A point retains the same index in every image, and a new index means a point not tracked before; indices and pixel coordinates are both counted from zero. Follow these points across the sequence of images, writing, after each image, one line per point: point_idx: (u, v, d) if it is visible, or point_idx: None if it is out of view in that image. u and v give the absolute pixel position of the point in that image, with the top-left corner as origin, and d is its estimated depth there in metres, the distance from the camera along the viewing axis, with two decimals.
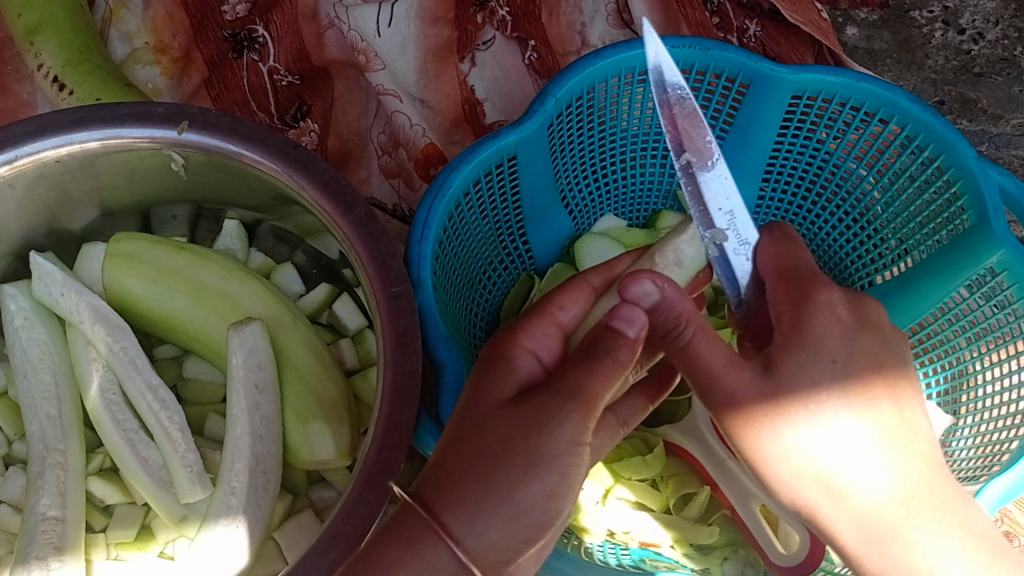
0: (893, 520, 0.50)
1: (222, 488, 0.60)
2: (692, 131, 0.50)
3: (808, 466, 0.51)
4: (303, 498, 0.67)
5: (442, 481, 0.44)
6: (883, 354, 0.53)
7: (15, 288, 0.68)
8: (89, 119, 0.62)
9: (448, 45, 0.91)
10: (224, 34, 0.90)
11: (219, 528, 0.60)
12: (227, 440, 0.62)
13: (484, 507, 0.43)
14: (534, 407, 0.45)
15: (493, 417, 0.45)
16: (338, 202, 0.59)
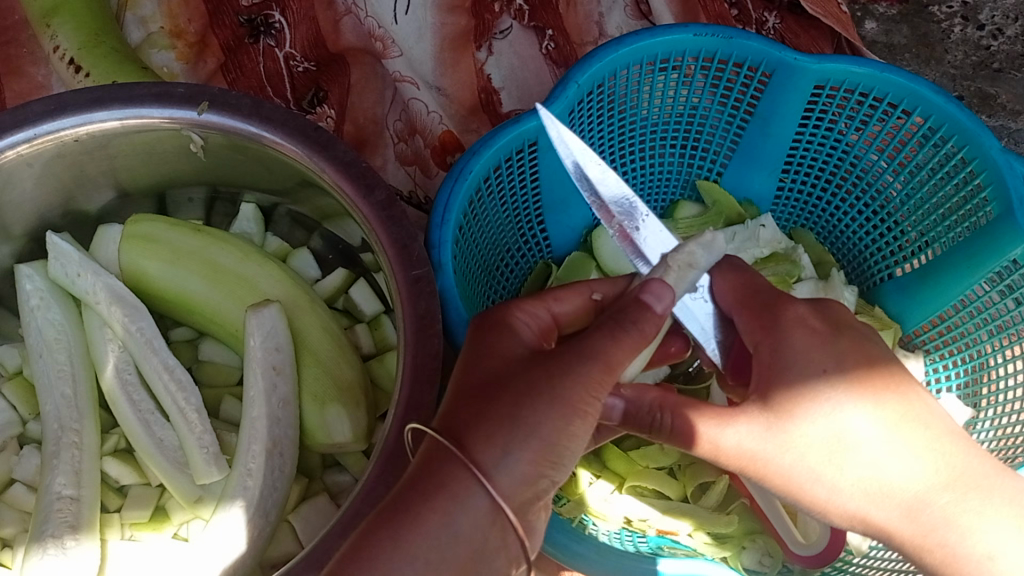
0: (943, 508, 0.50)
1: (237, 470, 0.60)
2: (618, 196, 0.58)
3: (856, 472, 0.50)
4: (318, 482, 0.67)
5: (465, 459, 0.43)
6: (873, 352, 0.52)
7: (30, 268, 0.67)
8: (108, 99, 0.62)
9: (465, 34, 0.90)
10: (240, 20, 0.90)
11: (230, 511, 0.59)
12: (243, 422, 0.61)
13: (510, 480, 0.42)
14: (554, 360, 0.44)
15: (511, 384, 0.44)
16: (358, 184, 0.59)
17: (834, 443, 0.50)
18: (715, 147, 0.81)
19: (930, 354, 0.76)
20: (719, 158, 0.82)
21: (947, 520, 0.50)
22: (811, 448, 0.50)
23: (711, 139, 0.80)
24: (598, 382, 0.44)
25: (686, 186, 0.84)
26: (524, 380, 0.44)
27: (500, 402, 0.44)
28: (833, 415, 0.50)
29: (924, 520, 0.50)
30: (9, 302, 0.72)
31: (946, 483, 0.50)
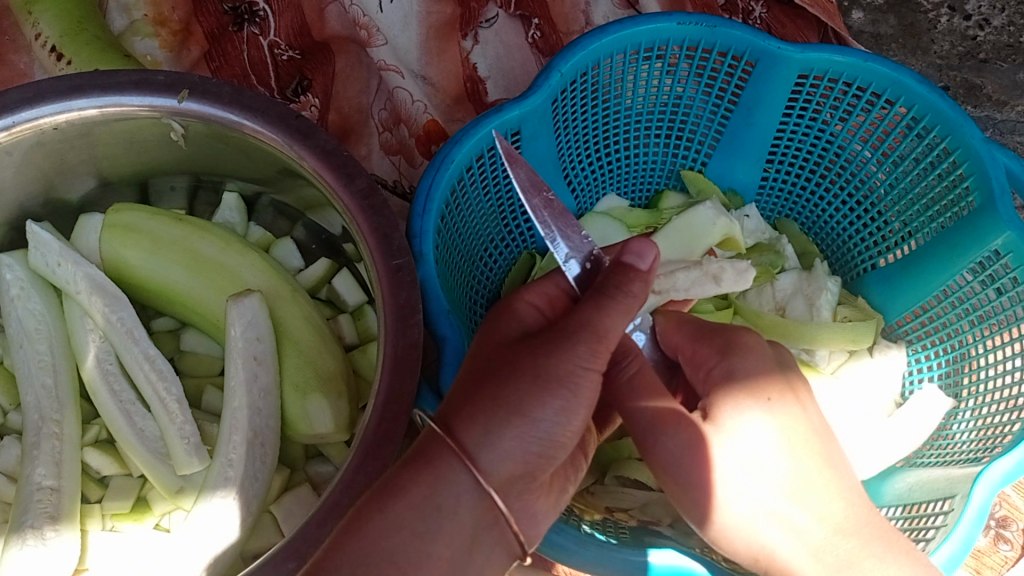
0: (847, 550, 0.49)
1: (219, 460, 0.60)
2: None
3: (767, 494, 0.51)
4: (301, 473, 0.67)
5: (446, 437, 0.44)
6: None
7: (11, 258, 0.67)
8: (87, 87, 0.62)
9: (450, 22, 0.90)
10: (224, 8, 0.90)
11: (214, 501, 0.59)
12: (224, 412, 0.61)
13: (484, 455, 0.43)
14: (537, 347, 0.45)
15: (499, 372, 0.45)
16: (339, 173, 0.59)
17: (750, 460, 0.51)
18: (700, 137, 0.81)
19: (913, 344, 0.76)
20: (704, 147, 0.81)
21: (850, 561, 0.49)
22: (733, 464, 0.52)
23: (696, 128, 0.80)
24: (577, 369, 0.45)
25: (671, 175, 0.83)
26: (506, 369, 0.45)
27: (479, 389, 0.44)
28: (749, 428, 0.52)
29: (829, 562, 0.49)
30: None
31: (854, 528, 0.50)
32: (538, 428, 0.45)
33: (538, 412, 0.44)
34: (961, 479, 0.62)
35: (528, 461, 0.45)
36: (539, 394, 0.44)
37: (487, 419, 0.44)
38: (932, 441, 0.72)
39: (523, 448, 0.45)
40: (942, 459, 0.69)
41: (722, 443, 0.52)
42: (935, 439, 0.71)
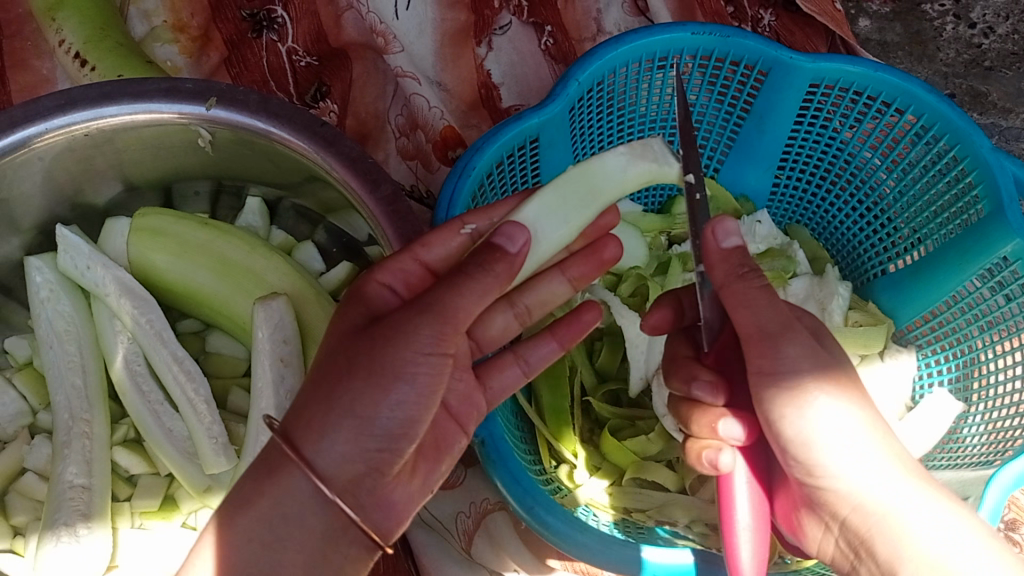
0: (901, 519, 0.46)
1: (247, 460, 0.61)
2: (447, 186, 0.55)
3: (838, 458, 0.49)
4: None
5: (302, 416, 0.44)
6: None
7: (40, 261, 0.68)
8: (118, 94, 0.63)
9: (465, 29, 0.92)
10: (243, 14, 0.92)
11: None
12: (251, 414, 0.63)
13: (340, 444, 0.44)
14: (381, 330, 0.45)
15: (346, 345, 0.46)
16: (365, 179, 0.60)
17: (848, 452, 0.48)
18: (712, 144, 0.82)
19: (923, 349, 0.77)
20: (716, 155, 0.83)
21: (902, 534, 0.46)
22: (818, 425, 0.49)
23: (708, 136, 0.82)
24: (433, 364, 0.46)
25: None
26: (348, 361, 0.45)
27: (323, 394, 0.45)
28: (831, 415, 0.49)
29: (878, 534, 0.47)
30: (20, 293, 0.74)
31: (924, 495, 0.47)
32: (377, 423, 0.45)
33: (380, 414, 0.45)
34: (975, 480, 0.64)
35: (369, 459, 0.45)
36: (373, 393, 0.44)
37: (317, 423, 0.44)
38: (943, 445, 0.74)
39: (358, 450, 0.44)
40: (954, 463, 0.71)
41: (816, 405, 0.49)
42: (946, 442, 0.74)
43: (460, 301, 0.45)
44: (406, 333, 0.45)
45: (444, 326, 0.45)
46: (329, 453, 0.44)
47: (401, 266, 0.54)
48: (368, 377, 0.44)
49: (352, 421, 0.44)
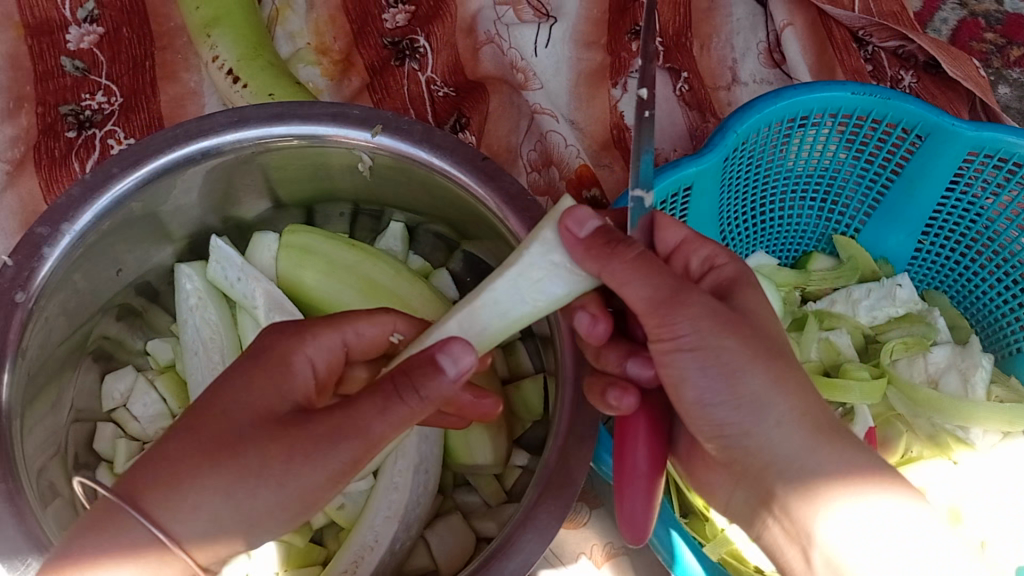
0: None
1: (385, 482, 0.66)
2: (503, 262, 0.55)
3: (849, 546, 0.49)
4: (450, 500, 0.73)
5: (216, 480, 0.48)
6: None
7: (190, 270, 0.74)
8: (288, 115, 0.66)
9: (602, 70, 0.94)
10: (384, 42, 0.95)
11: (379, 518, 0.65)
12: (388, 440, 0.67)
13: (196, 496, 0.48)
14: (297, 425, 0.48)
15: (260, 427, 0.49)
16: (525, 216, 0.62)
17: (859, 535, 0.49)
18: (852, 207, 0.82)
19: None
20: (856, 218, 0.83)
21: None
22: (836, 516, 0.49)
23: (849, 198, 0.82)
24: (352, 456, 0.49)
25: (820, 239, 0.85)
26: (219, 440, 0.48)
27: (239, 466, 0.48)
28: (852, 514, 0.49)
29: None
30: (166, 298, 0.81)
31: None
32: (210, 506, 0.48)
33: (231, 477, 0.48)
34: None
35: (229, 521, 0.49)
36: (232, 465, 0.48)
37: (177, 498, 0.48)
38: None
39: (219, 524, 0.49)
40: None
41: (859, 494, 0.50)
42: None
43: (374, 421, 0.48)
44: (323, 457, 0.48)
45: (367, 450, 0.48)
46: (192, 523, 0.48)
47: (328, 346, 0.54)
48: (278, 484, 0.48)
49: (218, 498, 0.48)
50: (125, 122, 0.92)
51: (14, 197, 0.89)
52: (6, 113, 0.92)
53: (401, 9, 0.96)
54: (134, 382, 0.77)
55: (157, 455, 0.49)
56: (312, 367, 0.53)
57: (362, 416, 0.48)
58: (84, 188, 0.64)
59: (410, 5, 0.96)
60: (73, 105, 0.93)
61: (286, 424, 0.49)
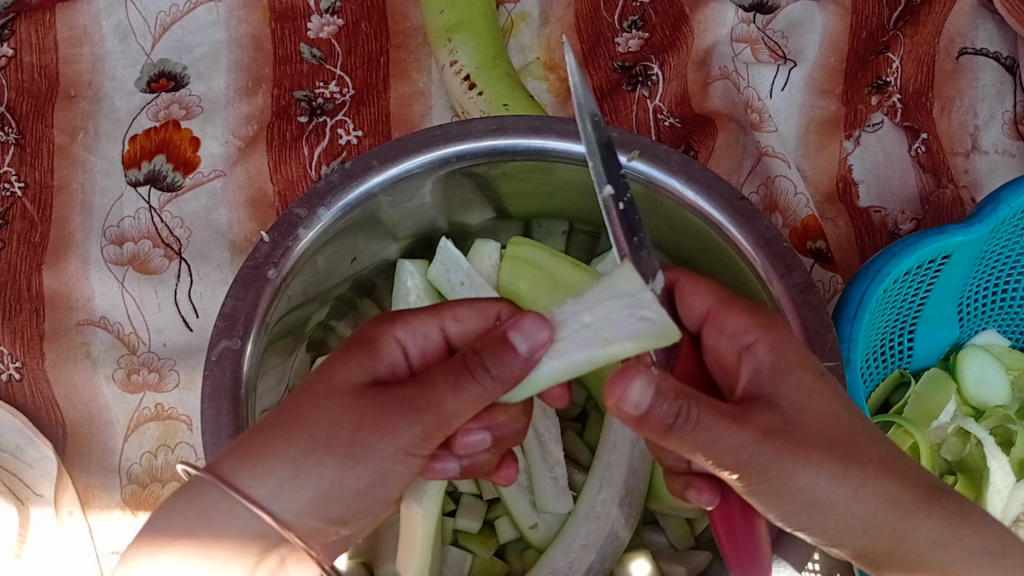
0: None
1: (586, 507, 0.71)
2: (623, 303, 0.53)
3: None
4: (638, 538, 0.78)
5: (271, 450, 0.55)
6: None
7: (412, 267, 0.79)
8: (546, 129, 0.68)
9: (835, 121, 0.92)
10: (615, 66, 0.95)
11: (577, 537, 0.71)
12: (599, 463, 0.72)
13: (271, 468, 0.55)
14: (374, 405, 0.55)
15: (342, 399, 0.56)
16: (779, 263, 0.64)
17: None
18: None
19: None
20: None
21: None
22: None
23: None
24: (417, 440, 0.55)
25: None
26: (305, 423, 0.55)
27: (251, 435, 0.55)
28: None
29: None
30: (379, 294, 0.85)
31: None
32: (308, 484, 0.55)
33: (317, 457, 0.55)
34: None
35: (315, 492, 0.56)
36: (280, 431, 0.55)
37: (251, 463, 0.55)
38: None
39: (317, 499, 0.56)
40: None
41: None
42: None
43: (445, 398, 0.53)
44: (399, 429, 0.54)
45: (435, 427, 0.54)
46: (264, 487, 0.55)
47: (421, 330, 0.63)
48: (346, 451, 0.55)
49: (287, 465, 0.55)
50: (355, 114, 0.94)
51: (242, 171, 0.93)
52: (244, 91, 0.96)
53: (635, 35, 0.96)
54: None
55: (274, 422, 0.56)
56: (402, 349, 0.62)
57: (433, 391, 0.53)
58: (343, 175, 0.68)
59: (646, 32, 0.96)
60: (307, 91, 0.96)
61: (365, 397, 0.55)
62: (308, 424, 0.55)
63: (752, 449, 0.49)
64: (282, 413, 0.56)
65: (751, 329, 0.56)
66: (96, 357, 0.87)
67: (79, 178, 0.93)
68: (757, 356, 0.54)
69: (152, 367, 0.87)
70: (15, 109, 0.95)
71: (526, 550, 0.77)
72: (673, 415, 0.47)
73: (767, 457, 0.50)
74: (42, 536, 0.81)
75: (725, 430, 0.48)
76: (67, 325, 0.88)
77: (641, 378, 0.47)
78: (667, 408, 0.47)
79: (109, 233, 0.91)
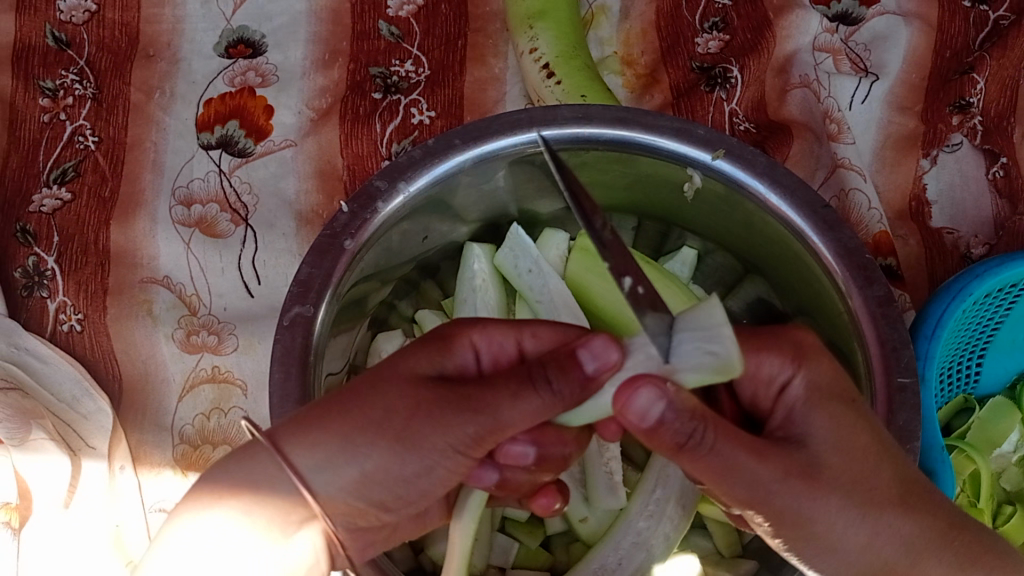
0: None
1: (639, 505, 0.71)
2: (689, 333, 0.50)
3: None
4: (683, 542, 0.77)
5: (321, 430, 0.54)
6: None
7: (481, 251, 0.79)
8: (632, 121, 0.68)
9: (914, 138, 0.91)
10: (693, 66, 0.94)
11: (628, 534, 0.71)
12: (655, 463, 0.72)
13: (322, 448, 0.54)
14: (436, 399, 0.54)
15: (406, 388, 0.55)
16: (860, 274, 0.63)
17: None
18: None
19: None
20: None
21: None
22: None
23: None
24: (475, 439, 0.54)
25: None
26: (366, 409, 0.54)
27: (313, 411, 0.55)
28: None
29: None
30: (443, 276, 0.85)
31: None
32: (359, 468, 0.55)
33: (366, 444, 0.54)
34: None
35: (361, 473, 0.55)
36: (336, 413, 0.54)
37: (304, 438, 0.54)
38: None
39: (362, 483, 0.56)
40: None
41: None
42: None
43: (509, 405, 0.54)
44: (453, 427, 0.54)
45: (489, 429, 0.54)
46: (309, 459, 0.54)
47: (497, 339, 0.61)
48: (397, 438, 0.54)
49: (335, 442, 0.54)
50: (429, 95, 0.94)
51: (314, 143, 0.94)
52: (321, 64, 0.97)
53: (715, 36, 0.95)
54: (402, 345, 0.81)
55: (336, 400, 0.55)
56: (475, 353, 0.61)
57: (493, 397, 0.54)
58: (426, 152, 0.69)
59: (726, 34, 0.95)
60: (382, 68, 0.96)
61: (428, 390, 0.55)
62: (368, 406, 0.54)
63: (772, 486, 0.49)
64: (347, 392, 0.55)
65: (785, 366, 0.54)
66: (157, 316, 0.88)
67: (152, 137, 0.94)
68: (791, 394, 0.53)
69: (212, 330, 0.88)
70: (95, 64, 0.96)
71: (574, 544, 0.77)
72: (685, 435, 0.48)
73: (785, 497, 0.50)
74: (92, 489, 0.82)
75: (746, 463, 0.49)
76: (130, 281, 0.89)
77: (648, 387, 0.48)
78: (679, 424, 0.48)
79: (178, 194, 0.92)
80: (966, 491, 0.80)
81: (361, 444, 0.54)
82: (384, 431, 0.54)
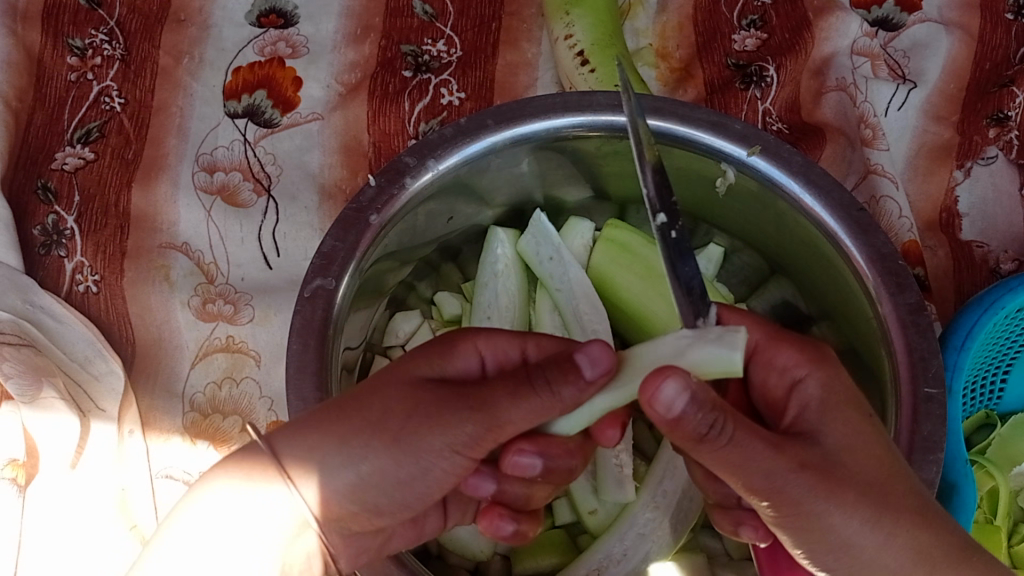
0: None
1: (646, 497, 0.71)
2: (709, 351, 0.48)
3: None
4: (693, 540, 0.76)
5: (301, 432, 0.54)
6: None
7: (504, 236, 0.78)
8: (669, 112, 0.67)
9: (949, 149, 0.89)
10: (728, 62, 0.93)
11: (634, 524, 0.70)
12: (663, 456, 0.72)
13: (316, 452, 0.54)
14: (440, 402, 0.53)
15: (400, 393, 0.54)
16: (891, 280, 0.62)
17: None
18: None
19: None
20: None
21: None
22: None
23: None
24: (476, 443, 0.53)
25: None
26: (359, 409, 0.54)
27: (314, 414, 0.54)
28: None
29: None
30: (464, 259, 0.84)
31: None
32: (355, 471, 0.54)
33: (359, 448, 0.53)
34: None
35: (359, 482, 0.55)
36: (335, 415, 0.54)
37: (299, 436, 0.54)
38: None
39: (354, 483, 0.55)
40: None
41: None
42: None
43: (509, 410, 0.51)
44: (452, 425, 0.52)
45: (489, 429, 0.52)
46: (305, 461, 0.54)
47: (503, 347, 0.59)
48: (393, 440, 0.53)
49: (333, 442, 0.54)
50: (460, 76, 0.93)
51: (341, 117, 0.93)
52: (353, 38, 0.96)
53: (752, 34, 0.94)
54: (420, 326, 0.80)
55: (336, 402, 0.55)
56: (480, 359, 0.59)
57: (493, 397, 0.52)
58: (457, 131, 0.68)
59: (764, 32, 0.93)
60: (414, 46, 0.95)
61: (424, 391, 0.54)
62: (364, 406, 0.54)
63: (788, 477, 0.47)
64: (354, 396, 0.55)
65: (803, 366, 0.53)
66: (174, 282, 0.87)
67: (178, 101, 0.93)
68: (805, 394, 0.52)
69: (228, 300, 0.87)
70: (124, 25, 0.95)
71: (583, 536, 0.76)
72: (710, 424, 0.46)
73: (802, 491, 0.48)
74: (101, 450, 0.81)
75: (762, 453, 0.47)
76: (148, 245, 0.88)
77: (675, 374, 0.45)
78: (701, 417, 0.45)
79: (202, 160, 0.91)
80: (982, 506, 0.79)
81: (353, 445, 0.53)
82: (383, 434, 0.53)
